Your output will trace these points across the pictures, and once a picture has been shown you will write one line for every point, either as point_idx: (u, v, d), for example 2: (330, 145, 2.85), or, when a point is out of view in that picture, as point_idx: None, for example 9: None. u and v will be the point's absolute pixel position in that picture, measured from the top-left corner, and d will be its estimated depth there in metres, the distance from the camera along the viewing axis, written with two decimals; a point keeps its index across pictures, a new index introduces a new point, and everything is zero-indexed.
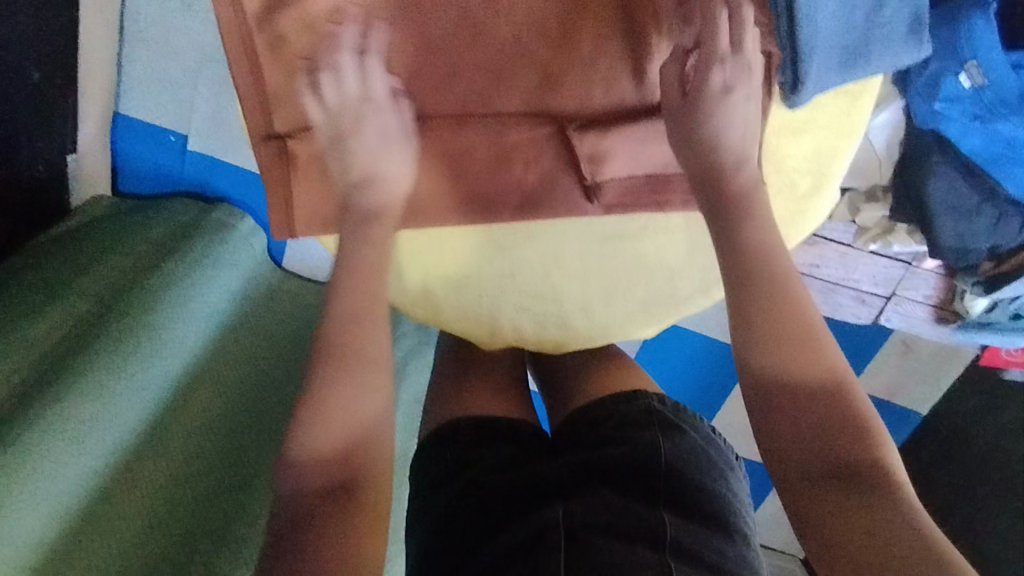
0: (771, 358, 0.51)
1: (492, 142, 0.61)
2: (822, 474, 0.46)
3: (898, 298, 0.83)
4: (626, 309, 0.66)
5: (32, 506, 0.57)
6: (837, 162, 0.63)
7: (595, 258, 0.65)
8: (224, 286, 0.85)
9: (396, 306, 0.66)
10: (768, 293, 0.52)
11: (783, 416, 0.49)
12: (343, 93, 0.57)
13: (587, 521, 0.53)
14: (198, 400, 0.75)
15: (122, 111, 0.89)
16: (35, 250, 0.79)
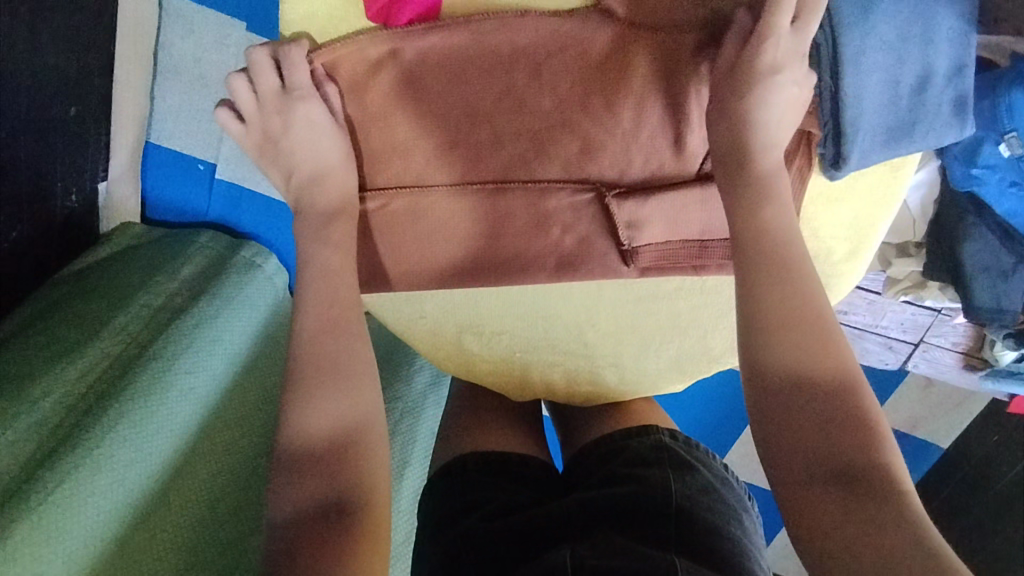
0: (780, 376, 0.47)
1: (531, 207, 0.62)
2: (826, 476, 0.44)
3: (926, 346, 0.83)
4: (657, 364, 0.70)
5: (61, 553, 0.60)
6: (871, 231, 0.64)
7: (628, 316, 0.68)
8: (246, 326, 0.87)
9: (434, 361, 0.71)
10: (781, 316, 0.48)
11: (792, 447, 0.46)
12: (271, 90, 0.61)
13: (594, 564, 0.51)
14: (217, 443, 0.78)
15: (154, 140, 0.90)
16: (68, 281, 0.82)
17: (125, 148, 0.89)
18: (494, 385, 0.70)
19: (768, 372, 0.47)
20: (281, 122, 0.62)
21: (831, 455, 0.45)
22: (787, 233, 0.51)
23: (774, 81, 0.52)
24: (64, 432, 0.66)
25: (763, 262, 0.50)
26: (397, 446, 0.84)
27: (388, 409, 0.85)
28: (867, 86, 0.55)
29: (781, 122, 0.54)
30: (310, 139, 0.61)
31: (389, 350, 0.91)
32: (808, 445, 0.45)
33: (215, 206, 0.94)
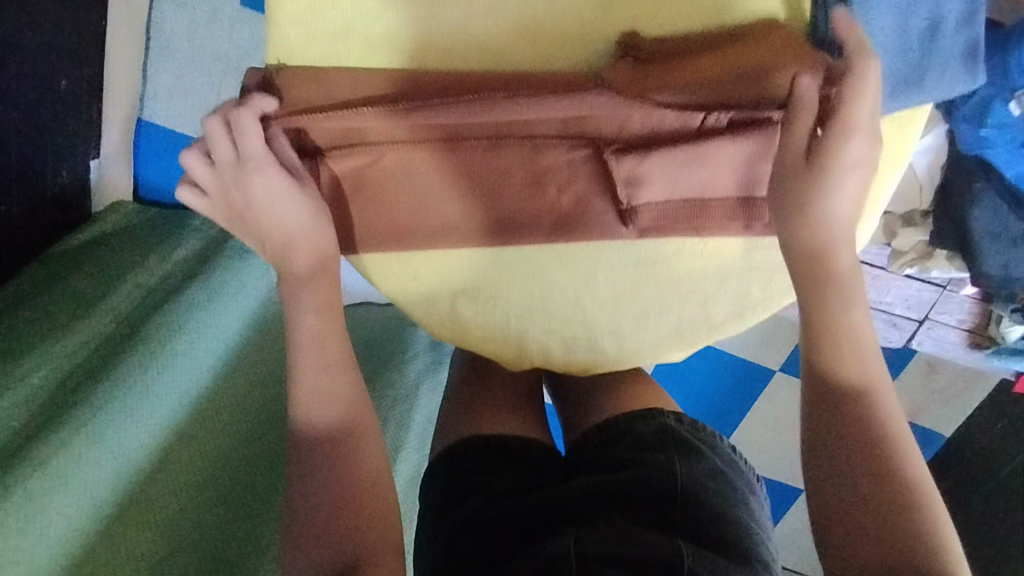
0: (836, 441, 0.49)
1: (526, 164, 0.58)
2: (863, 542, 0.46)
3: (931, 323, 0.81)
4: (657, 335, 0.65)
5: (47, 528, 0.59)
6: (878, 189, 0.59)
7: (629, 284, 0.62)
8: (239, 310, 0.86)
9: (425, 327, 0.66)
10: (842, 366, 0.51)
11: (836, 502, 0.48)
12: (223, 162, 0.54)
13: (598, 552, 0.51)
14: (210, 426, 0.76)
15: (145, 117, 0.88)
16: (58, 260, 0.81)
17: (117, 125, 0.88)
18: (485, 352, 0.65)
19: (829, 434, 0.50)
20: (240, 197, 0.54)
21: (870, 515, 0.47)
22: (847, 322, 0.52)
23: (858, 165, 0.50)
24: (50, 410, 0.65)
25: (819, 336, 0.52)
26: (390, 429, 0.83)
27: (377, 395, 0.84)
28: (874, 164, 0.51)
29: (856, 209, 0.51)
30: (273, 207, 0.54)
31: (371, 347, 0.89)
32: (855, 515, 0.47)
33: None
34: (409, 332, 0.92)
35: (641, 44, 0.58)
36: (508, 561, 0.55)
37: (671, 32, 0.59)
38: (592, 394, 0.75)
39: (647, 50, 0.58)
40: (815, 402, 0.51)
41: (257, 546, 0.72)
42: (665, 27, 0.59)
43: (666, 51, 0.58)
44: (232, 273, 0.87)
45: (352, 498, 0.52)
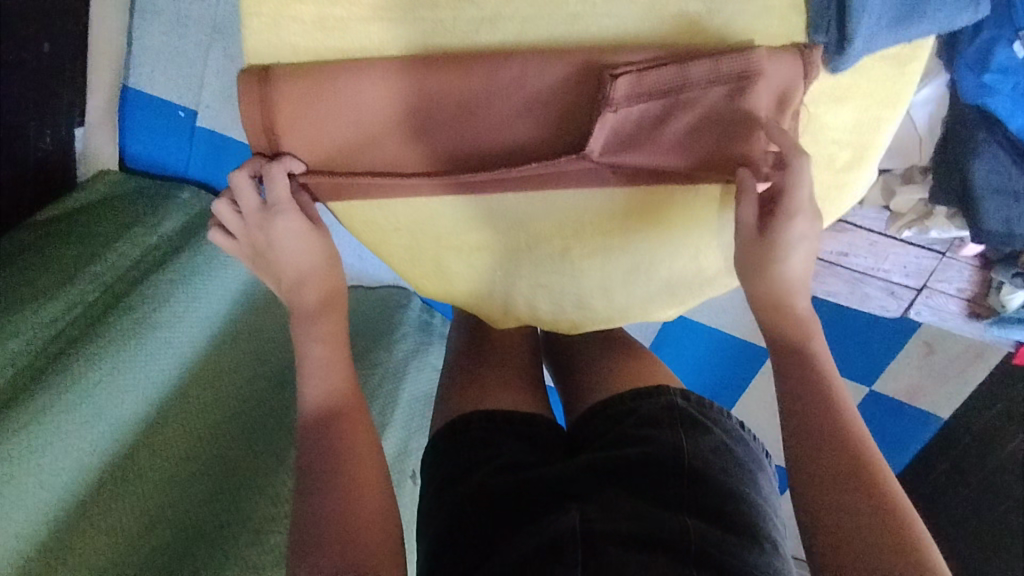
0: (812, 421, 0.48)
1: (511, 92, 0.49)
2: (847, 522, 0.44)
3: (930, 291, 0.67)
4: (646, 290, 0.60)
5: (22, 497, 0.57)
6: (879, 135, 0.52)
7: (617, 235, 0.57)
8: (225, 283, 0.83)
9: (404, 275, 0.60)
10: (818, 402, 0.48)
11: (816, 483, 0.46)
12: (247, 208, 0.54)
13: (604, 529, 0.50)
14: (194, 398, 0.74)
15: (132, 84, 0.86)
16: (42, 229, 0.78)
17: (102, 91, 0.84)
18: (468, 306, 0.62)
19: (815, 468, 0.46)
20: (264, 240, 0.55)
21: (851, 495, 0.45)
22: (806, 358, 0.51)
23: (804, 240, 0.49)
24: (32, 376, 0.64)
25: (793, 378, 0.50)
26: (377, 409, 0.79)
27: (363, 372, 0.81)
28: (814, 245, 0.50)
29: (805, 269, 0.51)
30: (293, 251, 0.54)
31: (364, 324, 0.88)
32: (850, 543, 0.43)
33: (192, 166, 0.91)
34: (401, 311, 0.91)
35: (631, 85, 0.46)
36: (512, 534, 0.54)
37: (665, 57, 0.48)
38: (590, 369, 0.74)
39: (636, 91, 0.46)
40: (797, 436, 0.48)
41: (241, 516, 0.67)
42: (665, 51, 0.48)
43: (657, 91, 0.47)
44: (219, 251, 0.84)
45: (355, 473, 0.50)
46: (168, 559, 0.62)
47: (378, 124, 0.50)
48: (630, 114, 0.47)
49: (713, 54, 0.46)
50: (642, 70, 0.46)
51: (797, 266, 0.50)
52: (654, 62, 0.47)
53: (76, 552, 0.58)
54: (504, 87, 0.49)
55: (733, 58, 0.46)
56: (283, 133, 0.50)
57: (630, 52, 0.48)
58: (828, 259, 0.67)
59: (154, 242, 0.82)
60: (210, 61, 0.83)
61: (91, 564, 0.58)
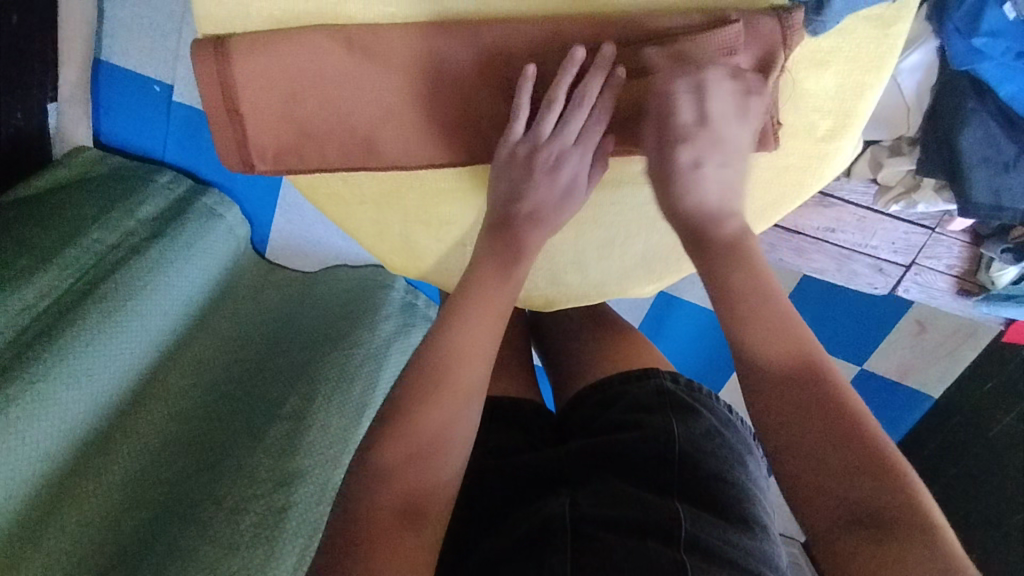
0: (768, 352, 0.41)
1: (489, 65, 0.47)
2: (835, 476, 0.37)
3: (919, 268, 0.65)
4: (622, 265, 0.58)
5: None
6: (864, 103, 0.48)
7: (595, 209, 0.55)
8: (202, 267, 0.81)
9: (371, 251, 0.58)
10: (763, 332, 0.41)
11: (792, 432, 0.39)
12: (540, 134, 0.47)
13: (592, 515, 0.50)
14: (167, 386, 0.72)
15: (104, 57, 0.83)
16: (17, 205, 0.74)
17: (74, 62, 0.80)
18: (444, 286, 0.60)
19: (779, 408, 0.40)
20: (535, 177, 0.49)
21: (841, 447, 0.37)
22: (753, 289, 0.42)
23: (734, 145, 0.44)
24: (7, 358, 0.60)
25: (737, 311, 0.42)
26: (358, 388, 0.78)
27: (344, 354, 0.80)
28: (744, 159, 0.45)
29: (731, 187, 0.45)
30: (542, 195, 0.49)
31: (350, 303, 0.86)
32: (811, 465, 0.38)
33: (170, 149, 0.87)
34: (384, 291, 0.88)
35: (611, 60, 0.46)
36: (501, 521, 0.54)
37: (642, 34, 0.46)
38: (577, 351, 0.73)
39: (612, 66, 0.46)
40: (753, 377, 0.41)
41: (214, 497, 0.66)
42: (641, 29, 0.46)
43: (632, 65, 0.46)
44: (195, 237, 0.81)
45: (388, 461, 0.43)
46: (139, 544, 0.61)
47: (343, 99, 0.47)
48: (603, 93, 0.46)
49: (689, 21, 0.45)
50: (620, 45, 0.46)
51: (715, 194, 0.44)
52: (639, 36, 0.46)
53: (48, 539, 0.57)
54: (487, 64, 0.47)
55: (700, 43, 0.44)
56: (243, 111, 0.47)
57: (600, 25, 0.46)
58: (816, 235, 0.65)
59: (135, 223, 0.78)
60: (185, 34, 0.80)
61: (62, 550, 0.57)
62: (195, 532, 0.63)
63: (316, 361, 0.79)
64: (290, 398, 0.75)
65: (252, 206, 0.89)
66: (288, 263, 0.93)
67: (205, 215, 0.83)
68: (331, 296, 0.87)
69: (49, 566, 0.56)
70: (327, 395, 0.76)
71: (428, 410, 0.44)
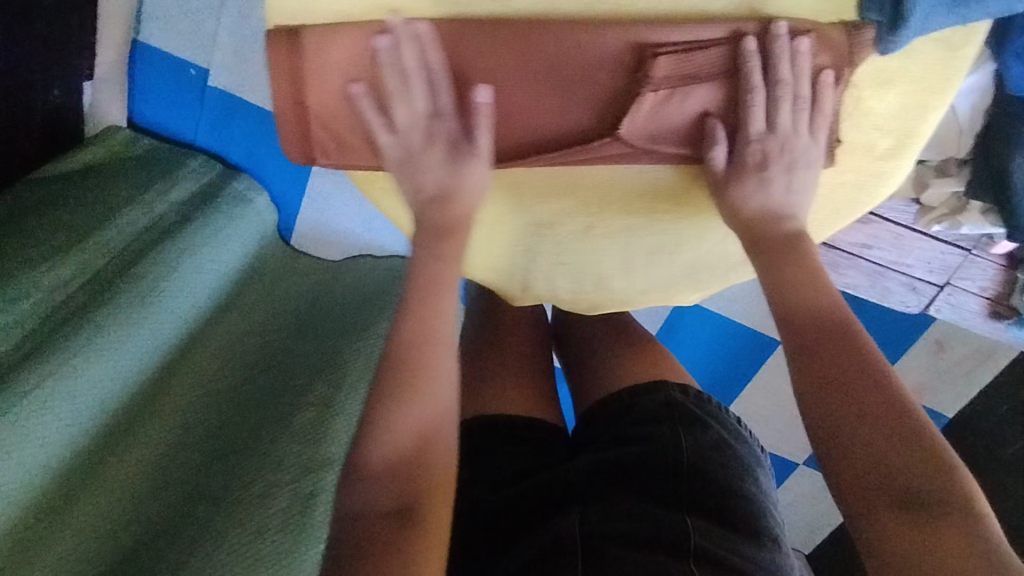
0: (823, 361, 0.44)
1: (548, 64, 0.44)
2: (889, 479, 0.40)
3: (952, 289, 0.65)
4: (668, 272, 0.58)
5: (20, 468, 0.54)
6: (925, 122, 0.49)
7: (645, 214, 0.54)
8: (232, 252, 0.81)
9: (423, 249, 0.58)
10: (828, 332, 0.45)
11: (842, 440, 0.42)
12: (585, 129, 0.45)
13: (605, 531, 0.51)
14: (194, 370, 0.72)
15: (142, 39, 0.82)
16: (49, 185, 0.74)
17: (116, 42, 0.81)
18: (490, 284, 0.60)
19: (826, 394, 0.43)
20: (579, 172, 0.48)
21: (888, 450, 0.41)
22: (804, 282, 0.47)
23: (799, 164, 0.48)
24: (40, 336, 0.60)
25: (795, 319, 0.46)
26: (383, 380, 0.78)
27: (367, 344, 0.79)
28: (812, 168, 0.48)
29: (806, 195, 0.49)
30: None
31: (374, 293, 0.86)
32: (863, 470, 0.41)
33: (203, 133, 0.86)
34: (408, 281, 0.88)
35: (672, 66, 0.43)
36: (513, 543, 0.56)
37: (719, 40, 0.43)
38: (602, 356, 0.72)
39: (678, 72, 0.43)
40: (800, 356, 0.45)
41: (243, 479, 0.67)
42: (713, 31, 0.43)
43: (704, 72, 0.44)
44: (226, 220, 0.80)
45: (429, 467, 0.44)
46: (171, 523, 0.63)
47: (404, 96, 0.47)
48: (669, 96, 0.44)
49: (766, 27, 0.44)
50: (687, 51, 0.43)
51: (778, 192, 0.48)
52: (702, 43, 0.43)
53: (79, 517, 0.58)
54: (553, 67, 0.44)
55: (775, 56, 0.43)
56: (308, 103, 0.47)
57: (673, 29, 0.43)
58: (851, 251, 0.65)
59: (167, 207, 0.78)
60: (223, 19, 0.80)
61: (94, 528, 0.59)
62: (226, 512, 0.64)
63: (341, 350, 0.79)
64: (317, 385, 0.75)
65: (286, 192, 0.89)
66: (312, 250, 0.93)
67: (235, 200, 0.82)
68: (355, 288, 0.87)
69: (78, 544, 0.57)
70: (353, 384, 0.76)
71: (421, 415, 0.46)
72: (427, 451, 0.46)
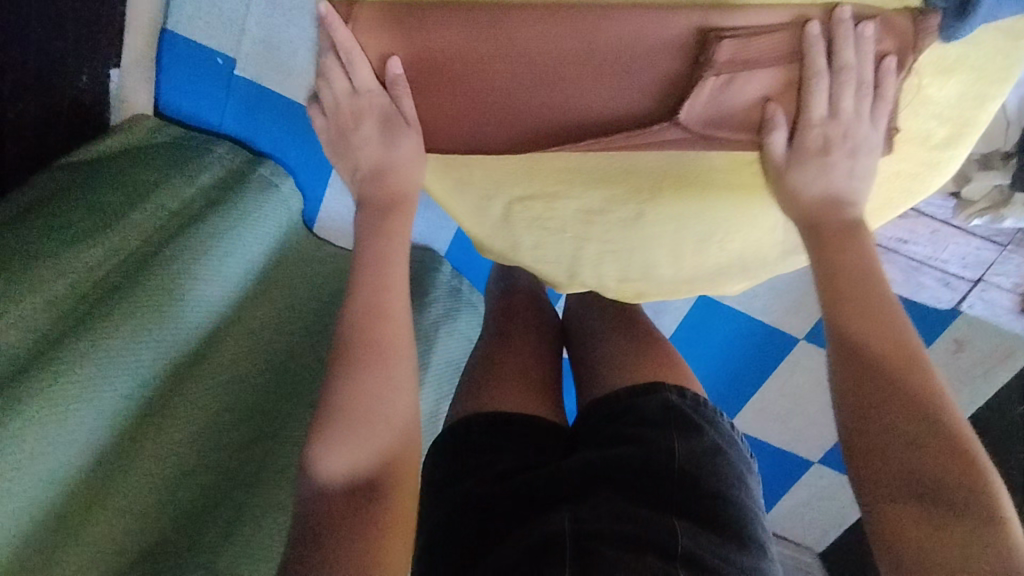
0: (860, 354, 0.45)
1: (607, 54, 0.44)
2: (919, 474, 0.40)
3: (986, 285, 0.66)
4: (717, 262, 0.59)
5: (58, 454, 0.54)
6: (983, 111, 0.49)
7: (698, 207, 0.54)
8: (263, 238, 0.80)
9: (475, 236, 0.61)
10: (868, 316, 0.46)
11: (873, 433, 0.42)
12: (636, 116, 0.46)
13: (593, 531, 0.50)
14: (226, 354, 0.72)
15: (169, 27, 0.79)
16: (80, 169, 0.75)
17: (142, 30, 0.79)
18: (539, 269, 0.63)
19: (857, 388, 0.44)
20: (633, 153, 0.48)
21: (918, 445, 0.41)
22: (839, 283, 0.47)
23: (859, 150, 0.48)
24: (72, 321, 0.60)
25: (847, 307, 0.46)
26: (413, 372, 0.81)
27: None
28: (872, 154, 0.48)
29: (862, 182, 0.49)
30: None
31: None
32: (896, 461, 0.41)
33: (230, 122, 0.85)
34: (431, 274, 0.88)
35: (736, 51, 0.42)
36: (505, 535, 0.55)
37: (784, 24, 0.43)
38: (630, 347, 0.71)
39: (740, 57, 0.43)
40: (841, 347, 0.46)
41: (276, 466, 0.69)
42: (774, 18, 0.42)
43: (767, 57, 0.43)
44: (256, 205, 0.80)
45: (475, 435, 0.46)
46: (203, 508, 0.64)
47: (460, 82, 0.46)
48: (731, 82, 0.44)
49: (833, 15, 0.43)
50: (753, 35, 0.42)
51: (843, 175, 0.49)
52: (769, 27, 0.42)
53: (113, 499, 0.59)
54: (611, 53, 0.44)
55: (840, 40, 0.43)
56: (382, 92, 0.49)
57: (739, 12, 0.42)
58: (886, 245, 0.65)
59: (196, 191, 0.78)
60: (252, 8, 0.75)
61: (130, 510, 0.59)
62: (259, 500, 0.66)
63: None
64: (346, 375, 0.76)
65: (313, 181, 0.88)
66: (334, 241, 0.93)
67: (264, 185, 0.81)
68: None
69: (114, 528, 0.58)
70: None
71: (368, 393, 0.50)
72: (390, 442, 0.50)
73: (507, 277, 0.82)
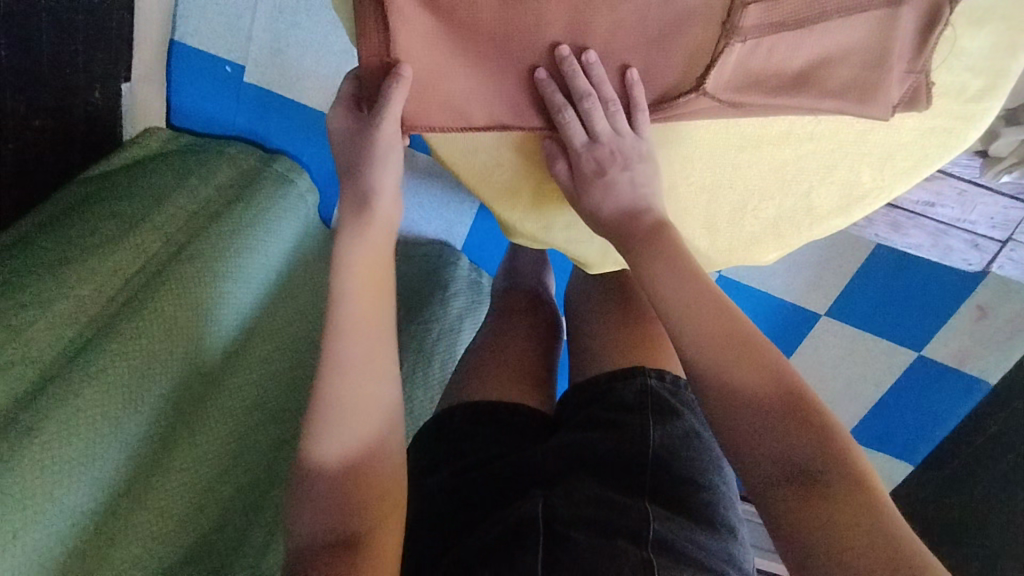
0: (699, 345, 0.46)
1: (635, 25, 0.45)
2: (796, 458, 0.41)
3: (1014, 245, 0.66)
4: (751, 231, 0.60)
5: (98, 457, 0.54)
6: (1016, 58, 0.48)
7: (733, 168, 0.55)
8: (283, 238, 0.81)
9: (505, 220, 0.60)
10: (711, 315, 0.46)
11: (733, 417, 0.44)
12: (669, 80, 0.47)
13: (563, 515, 0.49)
14: (255, 354, 0.73)
15: (178, 39, 0.79)
16: (98, 180, 0.75)
17: (153, 41, 0.80)
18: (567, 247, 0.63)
19: (713, 369, 0.45)
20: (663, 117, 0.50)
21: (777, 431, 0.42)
22: (675, 276, 0.48)
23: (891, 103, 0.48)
24: (99, 325, 0.60)
25: (690, 302, 0.47)
26: (437, 365, 0.81)
27: (421, 326, 0.81)
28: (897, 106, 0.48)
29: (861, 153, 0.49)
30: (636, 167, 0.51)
31: (419, 282, 0.85)
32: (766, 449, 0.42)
33: (243, 127, 0.85)
34: (449, 269, 0.87)
35: (763, 14, 0.43)
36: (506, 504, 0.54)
37: None
38: (649, 325, 0.69)
39: (767, 20, 0.43)
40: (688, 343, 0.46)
41: None
42: None
43: (792, 20, 0.43)
44: (271, 205, 0.80)
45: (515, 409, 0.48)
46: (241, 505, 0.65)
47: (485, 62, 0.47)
48: (758, 45, 0.44)
49: None
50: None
51: None
52: None
53: (151, 500, 0.58)
54: (632, 25, 0.45)
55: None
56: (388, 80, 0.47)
57: None
58: (914, 209, 0.65)
59: (213, 190, 0.78)
60: (258, 13, 0.75)
61: (172, 510, 0.59)
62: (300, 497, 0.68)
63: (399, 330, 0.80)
64: None
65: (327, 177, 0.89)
66: None
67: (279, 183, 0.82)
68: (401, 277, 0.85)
69: (158, 528, 0.58)
70: (411, 368, 0.78)
71: (357, 389, 0.49)
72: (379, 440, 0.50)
73: (526, 267, 0.82)
